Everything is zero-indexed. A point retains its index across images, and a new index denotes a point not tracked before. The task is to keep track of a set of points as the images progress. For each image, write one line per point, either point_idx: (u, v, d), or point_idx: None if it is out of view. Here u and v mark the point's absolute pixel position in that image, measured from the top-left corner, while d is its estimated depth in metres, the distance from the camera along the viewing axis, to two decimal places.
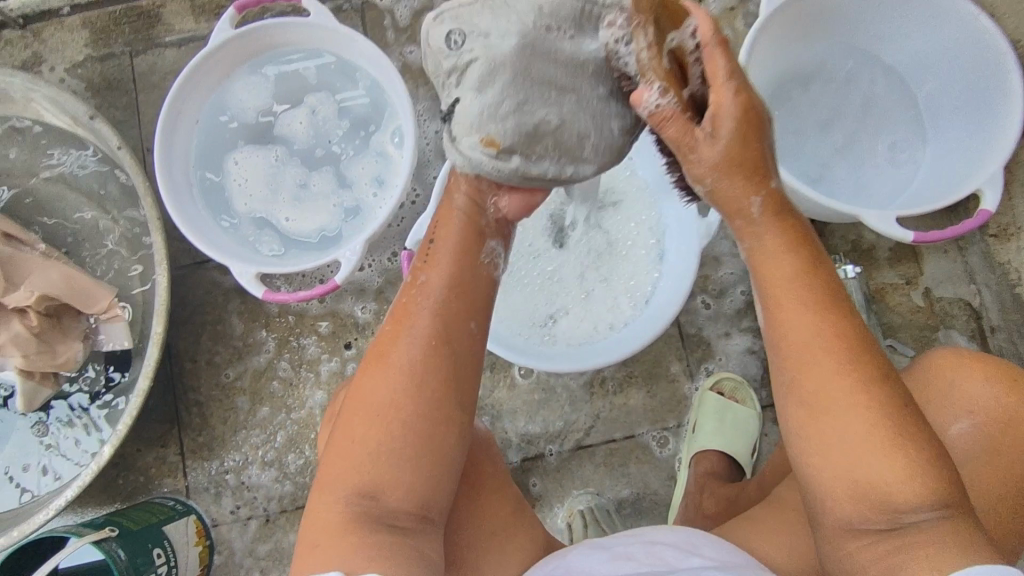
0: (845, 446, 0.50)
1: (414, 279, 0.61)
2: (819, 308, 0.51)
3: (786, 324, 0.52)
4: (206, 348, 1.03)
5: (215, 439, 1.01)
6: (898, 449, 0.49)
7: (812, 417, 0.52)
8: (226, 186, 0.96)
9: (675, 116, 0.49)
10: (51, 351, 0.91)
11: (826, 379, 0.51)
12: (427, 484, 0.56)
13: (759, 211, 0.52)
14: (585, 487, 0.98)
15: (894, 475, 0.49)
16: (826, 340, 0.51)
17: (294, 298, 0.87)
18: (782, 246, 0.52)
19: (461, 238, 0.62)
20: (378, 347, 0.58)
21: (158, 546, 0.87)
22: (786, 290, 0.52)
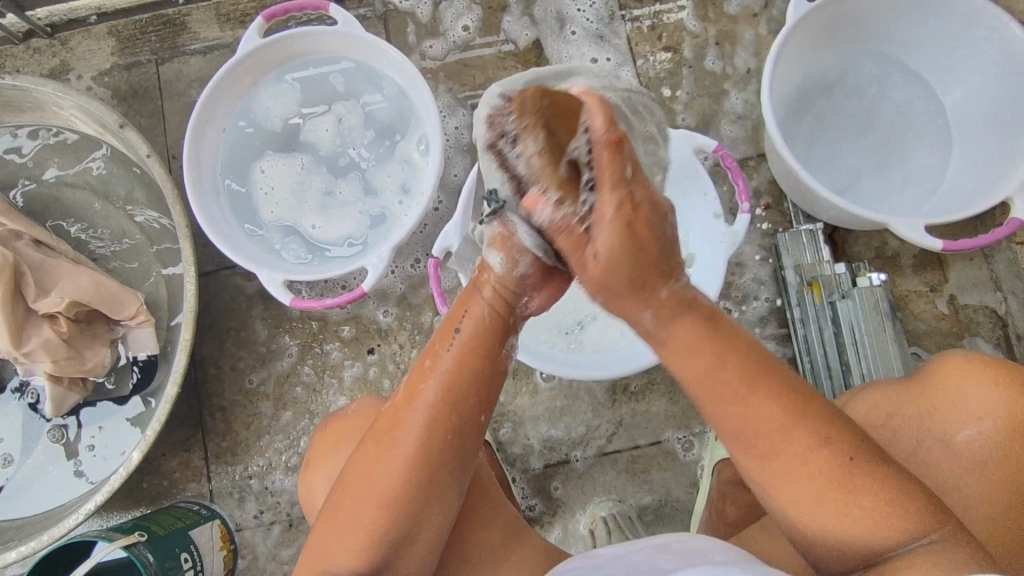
0: (798, 493, 0.53)
1: (425, 363, 0.58)
2: (718, 367, 0.53)
3: (723, 410, 0.54)
4: (230, 354, 1.03)
5: (239, 444, 1.01)
6: (853, 489, 0.52)
7: (770, 482, 0.54)
8: (253, 192, 0.97)
9: (569, 227, 0.50)
10: (80, 357, 0.93)
11: (766, 450, 0.53)
12: (422, 551, 0.57)
13: (660, 307, 0.53)
14: (607, 494, 0.98)
15: (840, 518, 0.52)
16: (752, 402, 0.53)
17: (321, 305, 0.88)
18: (687, 348, 0.54)
19: (480, 335, 0.58)
20: (386, 427, 0.58)
21: (185, 550, 0.87)
22: (692, 364, 0.54)
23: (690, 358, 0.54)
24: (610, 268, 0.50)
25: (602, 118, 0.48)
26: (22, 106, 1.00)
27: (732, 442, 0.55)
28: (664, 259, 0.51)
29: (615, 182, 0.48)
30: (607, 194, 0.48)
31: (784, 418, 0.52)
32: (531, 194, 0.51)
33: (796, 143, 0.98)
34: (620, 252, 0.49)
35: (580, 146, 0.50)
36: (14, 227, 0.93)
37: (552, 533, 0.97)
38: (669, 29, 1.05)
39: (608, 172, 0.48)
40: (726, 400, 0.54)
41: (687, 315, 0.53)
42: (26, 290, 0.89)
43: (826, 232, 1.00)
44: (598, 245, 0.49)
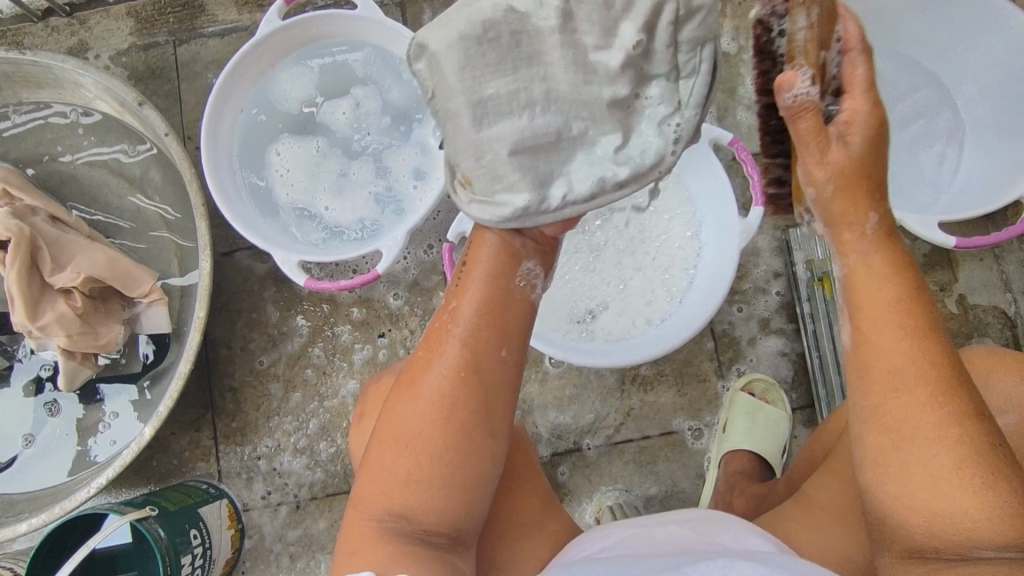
0: (924, 465, 0.50)
1: (446, 308, 0.62)
2: (903, 326, 0.51)
3: (879, 351, 0.51)
4: (242, 335, 1.04)
5: (248, 424, 1.02)
6: (995, 485, 0.49)
7: (891, 448, 0.51)
8: (268, 175, 0.97)
9: (814, 111, 0.48)
10: (93, 333, 0.93)
11: (895, 395, 0.51)
12: (461, 502, 0.57)
13: (874, 229, 0.52)
14: (614, 484, 0.98)
15: (975, 517, 0.49)
16: (910, 368, 0.50)
17: (336, 286, 0.88)
18: (879, 274, 0.52)
19: (495, 272, 0.61)
20: (412, 375, 0.60)
21: (194, 527, 0.88)
22: (878, 300, 0.51)
23: (882, 299, 0.51)
24: (853, 164, 0.50)
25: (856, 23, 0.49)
26: (41, 83, 1.00)
27: (865, 404, 0.53)
28: (882, 183, 0.51)
29: (865, 87, 0.49)
30: (856, 97, 0.49)
31: (934, 403, 0.50)
32: (784, 74, 0.48)
33: None
34: (869, 151, 0.49)
35: (830, 59, 0.49)
36: (30, 201, 0.94)
37: None
38: None
39: (860, 79, 0.48)
40: (886, 349, 0.51)
41: (886, 246, 0.52)
42: (42, 265, 0.90)
43: None
44: (848, 139, 0.49)
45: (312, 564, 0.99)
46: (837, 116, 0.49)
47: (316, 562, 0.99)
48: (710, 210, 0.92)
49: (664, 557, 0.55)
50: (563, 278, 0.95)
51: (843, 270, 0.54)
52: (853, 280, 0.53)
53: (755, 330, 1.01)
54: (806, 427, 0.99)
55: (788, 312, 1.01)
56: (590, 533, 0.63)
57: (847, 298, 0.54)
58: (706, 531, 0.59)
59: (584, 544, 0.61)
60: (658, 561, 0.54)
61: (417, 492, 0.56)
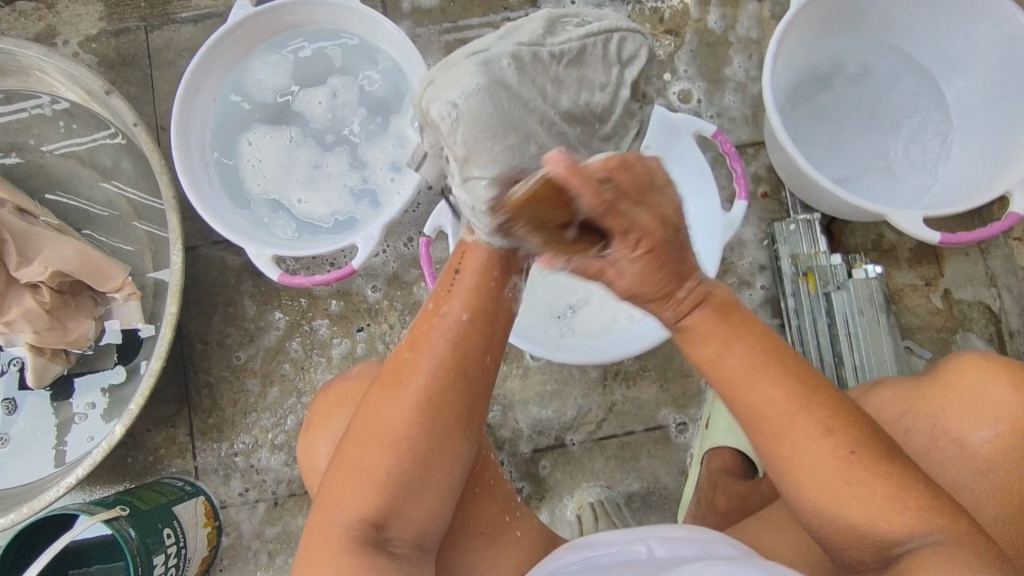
0: (820, 489, 0.53)
1: (429, 306, 0.61)
2: (755, 368, 0.54)
3: (751, 398, 0.54)
4: (218, 329, 1.02)
5: (225, 420, 1.01)
6: (863, 471, 0.52)
7: (792, 470, 0.54)
8: (241, 166, 0.94)
9: (580, 271, 0.51)
10: (63, 328, 0.92)
11: (781, 436, 0.54)
12: (432, 505, 0.56)
13: (677, 313, 0.54)
14: (595, 480, 0.97)
15: (872, 509, 0.52)
16: (778, 401, 0.54)
17: (311, 282, 0.86)
18: (704, 335, 0.55)
19: (481, 282, 0.60)
20: (389, 376, 0.58)
21: (167, 526, 0.86)
22: (722, 367, 0.55)
23: (723, 360, 0.55)
24: (635, 288, 0.51)
25: (586, 189, 0.44)
26: (6, 70, 0.97)
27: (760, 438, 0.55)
28: (686, 260, 0.52)
29: (609, 214, 0.46)
30: (619, 246, 0.48)
31: (818, 425, 0.53)
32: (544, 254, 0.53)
33: (795, 133, 0.97)
34: (642, 279, 0.50)
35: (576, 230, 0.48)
36: None
37: (539, 516, 0.96)
38: (672, 11, 1.03)
39: (616, 229, 0.47)
40: (748, 391, 0.54)
41: (706, 308, 0.54)
42: (8, 259, 0.88)
43: (823, 223, 0.99)
44: (619, 278, 0.51)
45: (290, 561, 0.98)
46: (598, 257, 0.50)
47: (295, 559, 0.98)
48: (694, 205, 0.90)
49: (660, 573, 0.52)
50: (543, 272, 0.94)
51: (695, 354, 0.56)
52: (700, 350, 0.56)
53: None
54: None
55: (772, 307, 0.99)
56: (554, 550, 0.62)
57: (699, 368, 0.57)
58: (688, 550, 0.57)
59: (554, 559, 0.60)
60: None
61: (391, 495, 0.55)
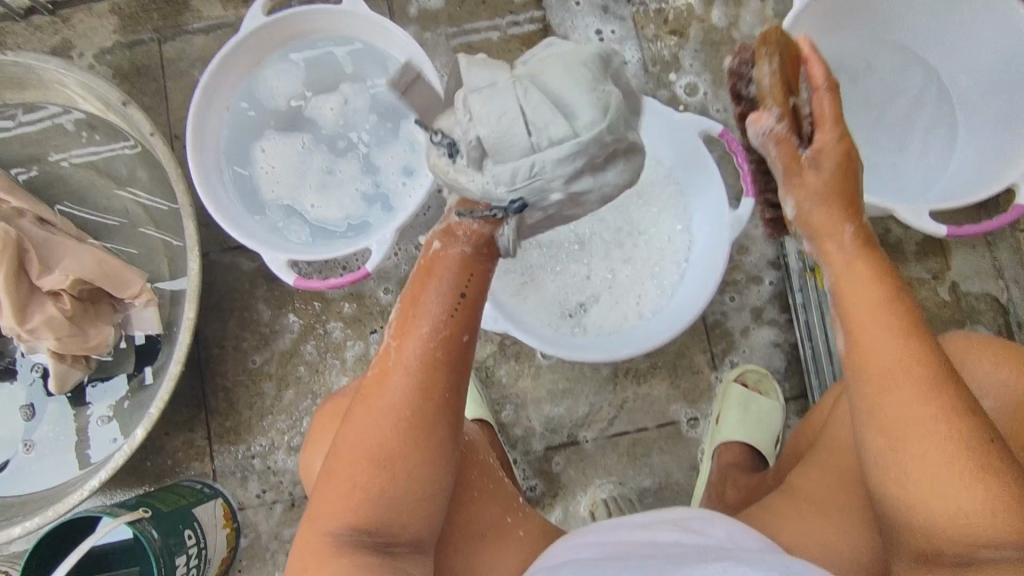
0: (916, 468, 0.51)
1: (407, 315, 0.60)
2: (906, 342, 0.52)
3: (873, 356, 0.53)
4: (233, 334, 1.04)
5: (242, 423, 1.03)
6: (984, 475, 0.49)
7: (897, 445, 0.52)
8: (255, 172, 0.96)
9: (784, 141, 0.56)
10: (83, 335, 0.94)
11: (891, 400, 0.52)
12: (426, 510, 0.57)
13: (852, 240, 0.56)
14: (608, 477, 0.98)
15: (978, 509, 0.49)
16: (903, 368, 0.52)
17: (326, 285, 0.88)
18: (864, 278, 0.55)
19: (464, 290, 0.60)
20: (371, 387, 0.59)
21: (188, 527, 0.88)
22: (869, 313, 0.53)
23: (871, 311, 0.53)
24: (823, 188, 0.56)
25: (831, 104, 0.54)
26: (24, 83, 0.99)
27: (863, 404, 0.54)
28: (857, 204, 0.57)
29: (834, 119, 0.55)
30: (828, 128, 0.55)
31: (948, 415, 0.50)
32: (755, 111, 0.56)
33: None
34: (837, 177, 0.56)
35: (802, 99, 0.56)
36: (17, 204, 0.94)
37: (553, 513, 0.97)
38: (676, 12, 1.05)
39: (828, 111, 0.54)
40: (876, 342, 0.53)
41: (869, 260, 0.55)
42: (29, 267, 0.90)
43: None
44: (823, 162, 0.56)
45: None
46: (811, 143, 0.56)
47: None
48: (702, 202, 0.92)
49: (665, 560, 0.53)
50: (552, 271, 0.95)
51: (831, 280, 0.57)
52: (839, 289, 0.56)
53: (748, 320, 1.01)
54: (799, 416, 0.99)
55: (780, 302, 1.00)
56: (559, 542, 0.63)
57: (840, 313, 0.56)
58: (698, 528, 0.59)
59: (559, 549, 0.60)
60: (662, 563, 0.53)
61: (382, 504, 0.55)
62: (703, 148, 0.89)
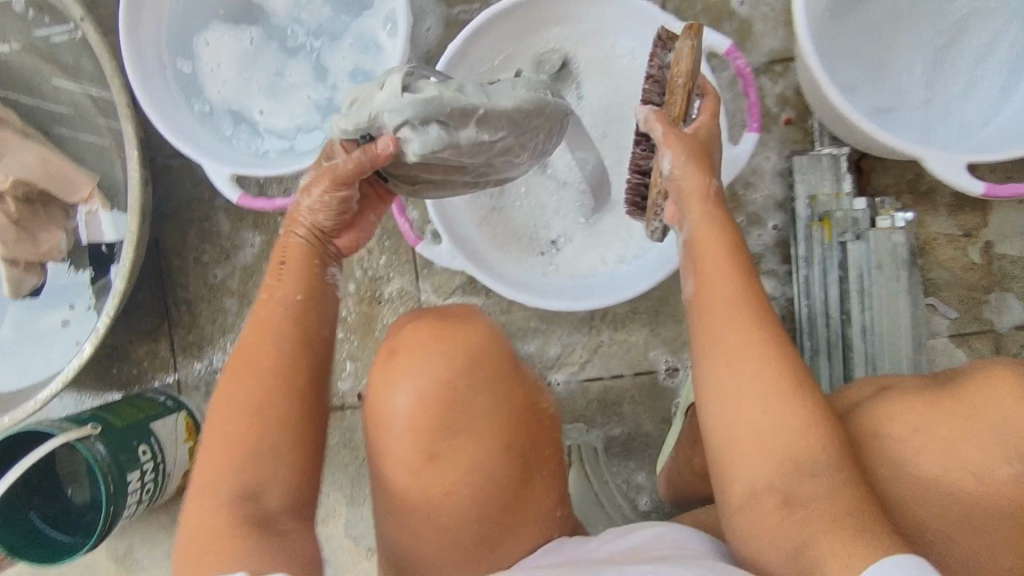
0: (756, 405, 0.53)
1: (264, 295, 0.59)
2: (737, 295, 0.57)
3: (711, 283, 0.58)
4: (194, 245, 0.99)
5: (204, 338, 1.01)
6: (805, 415, 0.52)
7: (723, 390, 0.54)
8: (198, 66, 0.85)
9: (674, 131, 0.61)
10: (34, 239, 0.91)
11: (736, 328, 0.55)
12: (303, 469, 0.54)
13: (713, 192, 0.61)
14: (576, 421, 0.95)
15: (793, 440, 0.51)
16: (741, 313, 0.56)
17: (271, 205, 0.80)
18: (709, 226, 0.60)
19: (298, 263, 0.60)
20: (239, 366, 0.55)
21: (144, 443, 0.88)
22: (716, 254, 0.59)
23: (716, 252, 0.59)
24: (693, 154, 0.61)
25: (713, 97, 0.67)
26: None
27: (706, 349, 0.56)
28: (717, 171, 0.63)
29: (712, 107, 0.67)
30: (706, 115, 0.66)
31: (766, 358, 0.54)
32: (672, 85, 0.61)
33: (833, 48, 0.82)
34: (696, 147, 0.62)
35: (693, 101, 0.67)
36: None
37: None
38: None
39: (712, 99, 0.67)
40: (723, 284, 0.57)
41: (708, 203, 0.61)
42: None
43: (852, 159, 0.87)
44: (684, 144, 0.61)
45: None
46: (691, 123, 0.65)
47: None
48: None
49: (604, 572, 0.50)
50: (517, 203, 0.85)
51: (690, 235, 0.61)
52: (697, 231, 0.60)
53: None
54: None
55: (782, 251, 0.90)
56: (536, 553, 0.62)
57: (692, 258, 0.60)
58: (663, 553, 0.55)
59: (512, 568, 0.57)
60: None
61: (265, 450, 0.52)
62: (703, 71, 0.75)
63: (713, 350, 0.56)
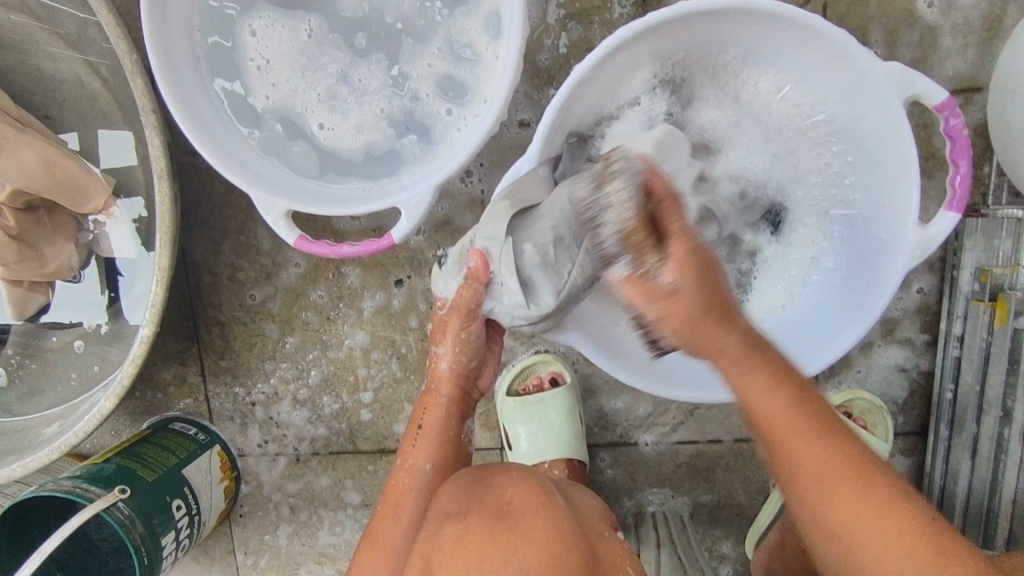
0: (868, 558, 0.46)
1: (405, 459, 0.68)
2: (790, 412, 0.46)
3: (761, 425, 0.47)
4: (227, 259, 0.84)
5: (240, 365, 0.88)
6: (915, 538, 0.45)
7: (834, 533, 0.47)
8: (240, 60, 0.66)
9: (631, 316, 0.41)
10: (38, 257, 0.75)
11: (801, 484, 0.47)
12: None
13: (741, 347, 0.43)
14: (660, 485, 0.85)
15: (921, 574, 0.45)
16: (811, 454, 0.46)
17: (335, 252, 0.64)
18: (763, 389, 0.45)
19: (435, 425, 0.69)
20: (374, 540, 0.63)
21: (177, 496, 0.77)
22: (763, 392, 0.45)
23: (766, 391, 0.45)
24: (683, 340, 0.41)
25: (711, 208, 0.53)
26: None
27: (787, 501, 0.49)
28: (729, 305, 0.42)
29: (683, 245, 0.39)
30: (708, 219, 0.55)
31: (858, 493, 0.46)
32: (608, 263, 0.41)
33: None
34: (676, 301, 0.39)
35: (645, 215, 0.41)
36: None
37: None
38: None
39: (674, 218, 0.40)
40: (778, 437, 0.47)
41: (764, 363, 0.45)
42: None
43: None
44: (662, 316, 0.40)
45: (315, 516, 0.92)
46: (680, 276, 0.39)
47: (318, 515, 0.92)
48: (866, 183, 0.64)
49: None
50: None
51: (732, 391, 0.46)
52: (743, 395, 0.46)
53: (874, 333, 0.78)
54: (903, 456, 0.81)
55: (923, 319, 0.77)
56: None
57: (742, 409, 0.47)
58: None
59: None
60: None
61: None
62: (903, 125, 0.58)
63: (795, 505, 0.48)
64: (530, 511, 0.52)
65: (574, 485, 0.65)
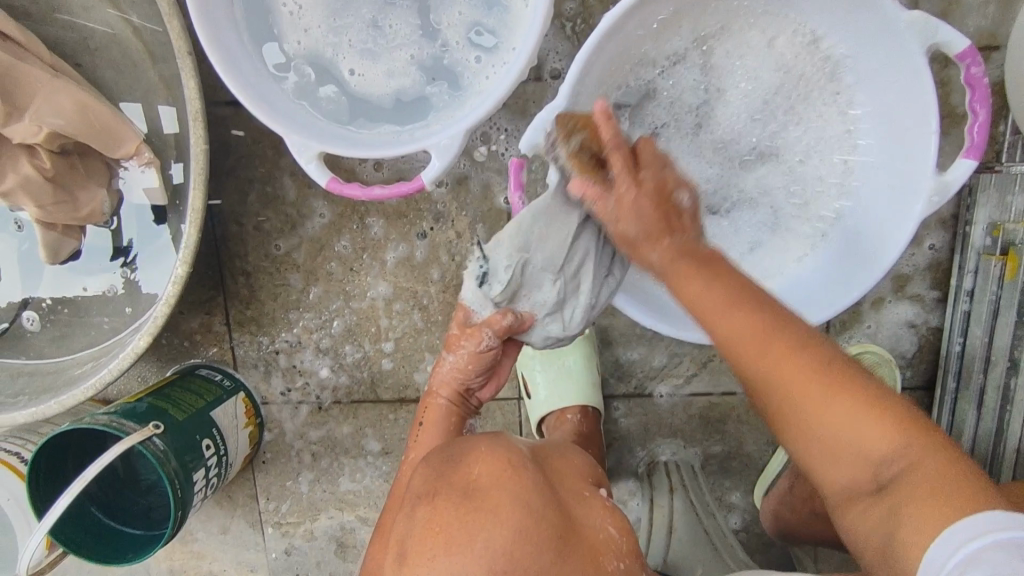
0: (833, 437, 0.46)
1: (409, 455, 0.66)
2: (772, 339, 0.47)
3: (730, 335, 0.48)
4: (254, 209, 0.86)
5: (265, 314, 0.90)
6: (871, 405, 0.45)
7: (797, 422, 0.47)
8: (275, 5, 0.68)
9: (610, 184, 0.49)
10: (73, 201, 0.77)
11: (776, 365, 0.47)
12: None
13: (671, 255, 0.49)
14: (673, 436, 0.87)
15: (861, 454, 0.45)
16: (774, 349, 0.47)
17: (366, 194, 0.65)
18: (728, 299, 0.48)
19: (435, 423, 0.67)
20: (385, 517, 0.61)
21: (207, 436, 0.80)
22: (718, 300, 0.48)
23: (724, 301, 0.48)
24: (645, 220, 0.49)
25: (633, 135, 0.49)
26: None
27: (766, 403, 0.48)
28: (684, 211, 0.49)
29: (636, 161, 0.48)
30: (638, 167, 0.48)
31: (837, 388, 0.45)
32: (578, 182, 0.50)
33: None
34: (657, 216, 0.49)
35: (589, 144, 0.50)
36: None
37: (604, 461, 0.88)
38: None
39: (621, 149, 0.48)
40: (753, 358, 0.47)
41: (706, 268, 0.49)
42: None
43: None
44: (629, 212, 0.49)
45: (336, 463, 0.95)
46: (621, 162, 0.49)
47: (339, 462, 0.95)
48: (885, 134, 0.66)
49: None
50: None
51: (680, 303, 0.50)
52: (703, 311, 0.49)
53: (886, 289, 0.80)
54: None
55: (935, 276, 0.79)
56: None
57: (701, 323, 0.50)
58: None
59: None
60: None
61: None
62: (925, 72, 0.60)
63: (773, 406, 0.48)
64: (495, 489, 0.46)
65: (559, 449, 0.58)
